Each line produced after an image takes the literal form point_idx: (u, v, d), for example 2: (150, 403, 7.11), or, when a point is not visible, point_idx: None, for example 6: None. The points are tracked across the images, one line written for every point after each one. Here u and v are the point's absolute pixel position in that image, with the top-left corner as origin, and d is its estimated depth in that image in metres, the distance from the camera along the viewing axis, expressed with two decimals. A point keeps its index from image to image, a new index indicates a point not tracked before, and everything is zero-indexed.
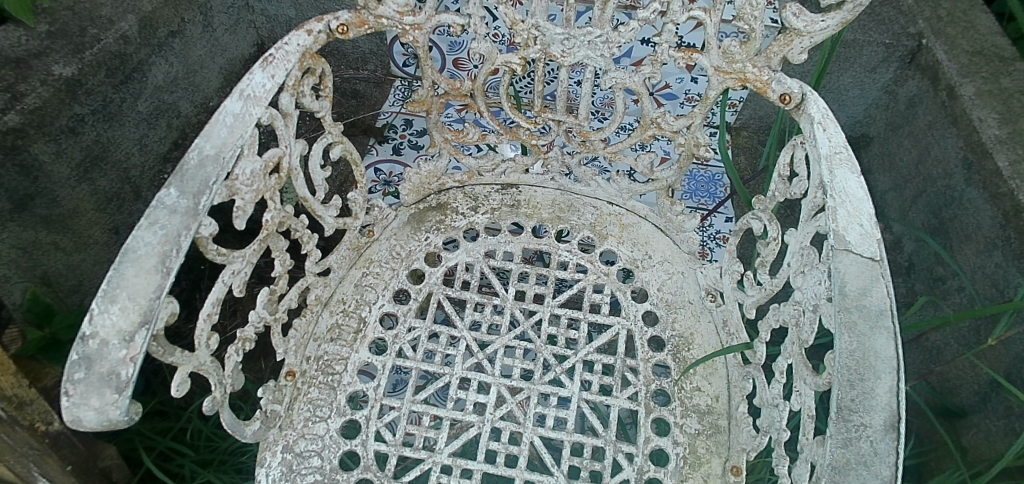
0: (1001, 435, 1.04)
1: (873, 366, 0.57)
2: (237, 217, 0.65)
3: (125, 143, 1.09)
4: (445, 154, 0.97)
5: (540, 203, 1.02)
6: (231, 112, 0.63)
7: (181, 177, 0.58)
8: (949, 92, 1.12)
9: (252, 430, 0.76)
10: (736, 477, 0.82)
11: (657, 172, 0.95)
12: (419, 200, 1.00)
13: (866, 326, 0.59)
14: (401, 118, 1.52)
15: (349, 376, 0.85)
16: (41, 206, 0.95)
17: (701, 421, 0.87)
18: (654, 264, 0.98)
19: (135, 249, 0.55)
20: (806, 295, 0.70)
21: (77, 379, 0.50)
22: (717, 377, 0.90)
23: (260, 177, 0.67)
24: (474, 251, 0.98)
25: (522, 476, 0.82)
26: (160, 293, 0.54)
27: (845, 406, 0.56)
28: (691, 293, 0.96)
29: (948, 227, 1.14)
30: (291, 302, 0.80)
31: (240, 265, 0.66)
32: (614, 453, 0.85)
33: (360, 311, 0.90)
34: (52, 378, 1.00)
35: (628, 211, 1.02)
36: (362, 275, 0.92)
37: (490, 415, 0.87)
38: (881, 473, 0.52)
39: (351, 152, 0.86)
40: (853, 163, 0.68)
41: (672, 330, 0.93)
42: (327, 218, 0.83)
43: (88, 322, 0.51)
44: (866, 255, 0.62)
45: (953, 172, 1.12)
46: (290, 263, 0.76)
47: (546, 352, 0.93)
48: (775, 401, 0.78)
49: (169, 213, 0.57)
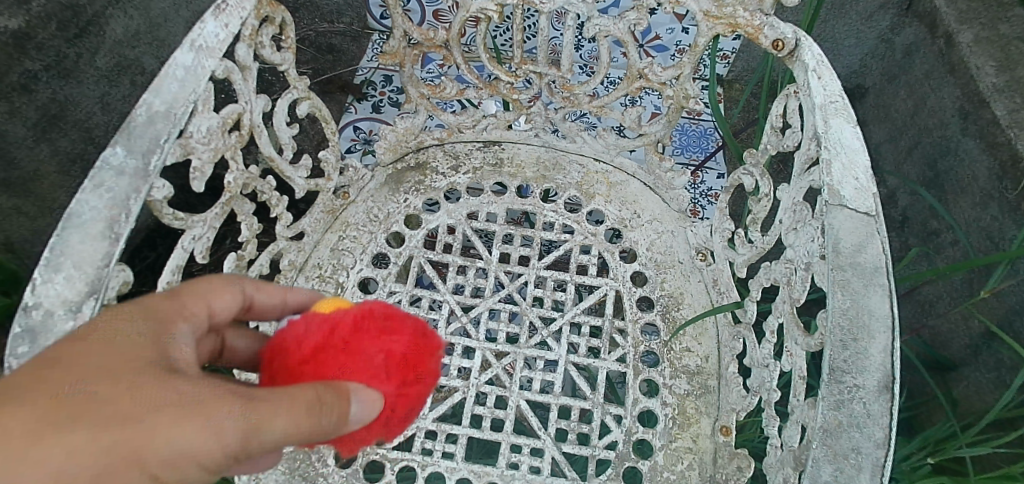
0: (991, 388, 1.04)
1: (867, 326, 0.54)
2: (195, 178, 0.61)
3: (85, 102, 1.03)
4: (422, 110, 0.92)
5: (524, 161, 0.98)
6: (182, 64, 0.58)
7: (128, 135, 0.54)
8: (946, 39, 1.07)
9: None
10: (726, 436, 0.80)
11: (645, 126, 0.90)
12: (396, 159, 0.95)
13: (860, 284, 0.56)
14: (380, 74, 1.49)
15: None
16: None
17: (690, 382, 0.85)
18: (644, 223, 0.95)
19: (80, 215, 0.50)
20: (798, 253, 0.67)
21: (21, 353, 0.46)
22: (707, 337, 0.88)
23: (218, 134, 0.62)
24: (456, 212, 0.94)
25: (509, 440, 0.81)
26: (110, 261, 0.50)
27: (837, 367, 0.53)
28: (680, 252, 0.93)
29: (943, 179, 1.11)
30: (263, 267, 0.76)
31: (201, 230, 0.62)
32: (603, 415, 0.83)
33: (338, 276, 0.86)
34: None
35: (616, 169, 0.98)
36: (339, 239, 0.89)
37: (475, 380, 0.85)
38: (873, 435, 0.51)
39: (320, 108, 0.80)
40: (850, 113, 0.64)
41: (661, 290, 0.90)
42: (298, 180, 0.78)
43: (30, 293, 0.47)
44: (861, 210, 0.59)
45: (949, 123, 1.08)
46: (257, 227, 0.72)
47: (531, 315, 0.90)
48: (766, 361, 0.76)
49: (116, 175, 0.53)
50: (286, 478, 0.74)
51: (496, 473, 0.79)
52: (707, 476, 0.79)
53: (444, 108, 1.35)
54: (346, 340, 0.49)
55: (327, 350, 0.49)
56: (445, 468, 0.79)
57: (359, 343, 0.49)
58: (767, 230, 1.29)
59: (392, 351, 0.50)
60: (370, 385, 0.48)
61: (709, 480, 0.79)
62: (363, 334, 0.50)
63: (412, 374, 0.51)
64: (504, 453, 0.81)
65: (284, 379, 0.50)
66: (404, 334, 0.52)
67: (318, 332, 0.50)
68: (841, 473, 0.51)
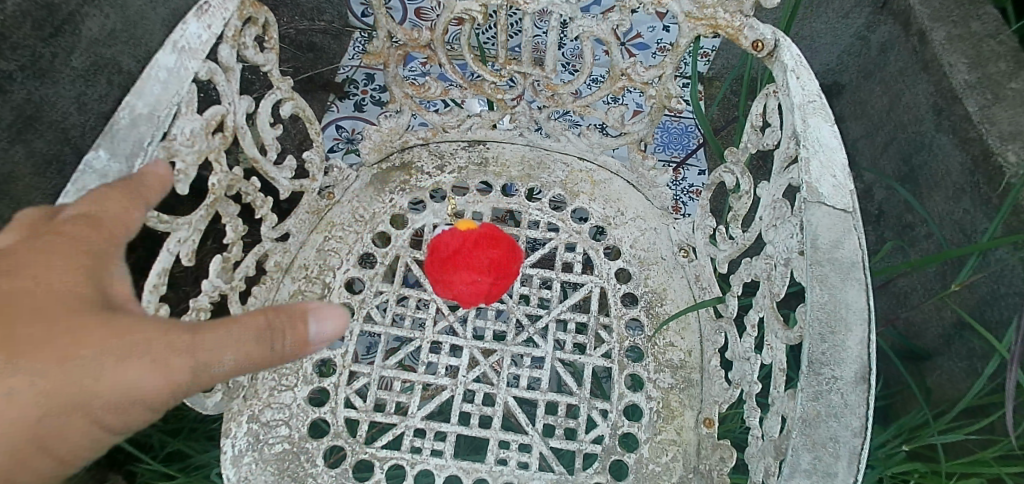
0: (963, 376, 1.07)
1: (845, 319, 0.56)
2: (179, 181, 0.60)
3: (61, 102, 1.02)
4: (406, 110, 0.92)
5: (509, 160, 0.98)
6: (164, 66, 0.57)
7: (110, 139, 0.54)
8: (920, 37, 1.10)
9: (214, 401, 0.73)
10: (709, 428, 0.82)
11: (628, 125, 0.92)
12: (381, 159, 0.95)
13: (837, 278, 0.58)
14: (362, 72, 1.49)
15: (316, 343, 0.82)
16: None
17: (674, 376, 0.87)
18: (627, 221, 0.96)
19: (64, 218, 0.50)
20: (778, 248, 0.69)
21: None
22: (690, 332, 0.89)
23: (202, 136, 0.62)
24: (441, 212, 0.95)
25: (497, 436, 0.82)
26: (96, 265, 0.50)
27: (816, 359, 0.55)
28: (663, 249, 0.94)
29: (918, 174, 1.14)
30: (248, 269, 0.76)
31: (186, 233, 0.62)
32: (589, 410, 0.85)
33: (324, 277, 0.86)
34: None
35: (600, 167, 0.99)
36: (325, 240, 0.88)
37: (462, 378, 0.86)
38: (850, 424, 0.53)
39: (304, 109, 0.80)
40: (827, 112, 0.66)
41: (645, 286, 0.92)
42: (283, 181, 0.78)
43: None
44: (839, 207, 0.61)
45: (923, 119, 1.11)
46: (243, 228, 0.71)
47: (518, 313, 0.91)
48: (747, 354, 0.78)
49: (101, 179, 0.52)
50: (275, 479, 0.74)
51: (485, 469, 0.80)
52: (691, 467, 0.81)
53: (429, 107, 1.36)
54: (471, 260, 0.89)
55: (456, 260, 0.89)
56: (434, 465, 0.80)
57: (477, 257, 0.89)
58: (749, 226, 1.32)
59: (491, 258, 0.89)
60: (480, 276, 0.88)
61: (693, 471, 0.81)
62: (479, 247, 0.89)
63: (503, 272, 0.90)
64: (492, 450, 0.82)
65: (434, 266, 0.90)
66: (501, 249, 0.90)
67: (449, 249, 0.89)
68: (819, 461, 0.53)
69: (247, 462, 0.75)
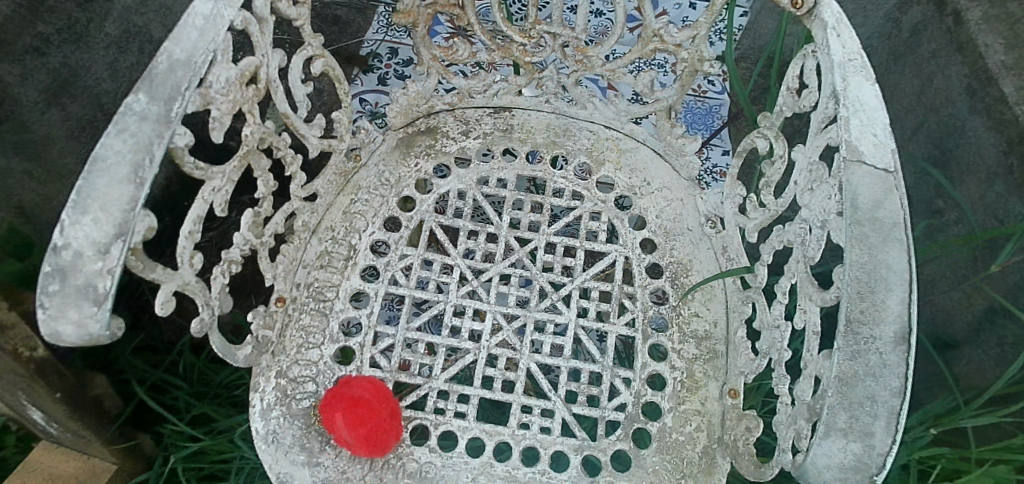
0: (992, 365, 1.05)
1: (884, 279, 0.55)
2: (214, 129, 0.60)
3: (95, 68, 1.04)
4: (433, 74, 0.92)
5: (534, 127, 0.97)
6: (201, 13, 0.57)
7: (150, 82, 0.53)
8: (954, 17, 1.06)
9: (244, 354, 0.74)
10: (735, 400, 0.81)
11: (658, 92, 0.89)
12: (408, 123, 0.94)
13: (877, 239, 0.57)
14: (386, 46, 1.48)
15: (342, 303, 0.83)
16: (12, 132, 0.92)
17: (699, 347, 0.85)
18: (653, 191, 0.94)
19: (106, 158, 0.50)
20: (814, 212, 0.67)
21: (52, 291, 0.48)
22: (715, 303, 0.87)
23: (236, 86, 0.62)
24: (467, 178, 0.94)
25: (520, 401, 0.82)
26: (136, 205, 0.50)
27: (854, 318, 0.55)
28: (690, 220, 0.92)
29: (949, 157, 1.11)
30: (278, 226, 0.76)
31: (221, 182, 0.62)
32: (612, 378, 0.84)
33: (350, 239, 0.86)
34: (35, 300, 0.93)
35: (627, 136, 0.97)
36: (351, 202, 0.88)
37: (486, 342, 0.85)
38: (890, 385, 0.52)
39: (334, 67, 0.80)
40: (868, 70, 0.64)
41: (670, 256, 0.90)
42: (312, 139, 0.78)
43: (60, 233, 0.48)
44: (879, 167, 0.60)
45: (956, 99, 1.07)
46: (274, 183, 0.72)
47: (542, 280, 0.89)
48: (776, 322, 0.76)
49: (140, 121, 0.52)
50: (303, 433, 0.75)
51: (507, 433, 0.80)
52: (716, 438, 0.80)
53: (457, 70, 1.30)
54: (360, 429, 0.73)
55: (360, 416, 0.73)
56: (457, 427, 0.80)
57: (377, 415, 0.74)
58: (780, 194, 1.28)
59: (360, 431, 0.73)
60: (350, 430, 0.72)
61: (717, 442, 0.79)
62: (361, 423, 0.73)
63: (365, 421, 0.73)
64: (514, 414, 0.82)
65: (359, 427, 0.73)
66: (376, 420, 0.74)
67: (361, 421, 0.73)
68: (856, 421, 0.52)
69: (275, 416, 0.75)
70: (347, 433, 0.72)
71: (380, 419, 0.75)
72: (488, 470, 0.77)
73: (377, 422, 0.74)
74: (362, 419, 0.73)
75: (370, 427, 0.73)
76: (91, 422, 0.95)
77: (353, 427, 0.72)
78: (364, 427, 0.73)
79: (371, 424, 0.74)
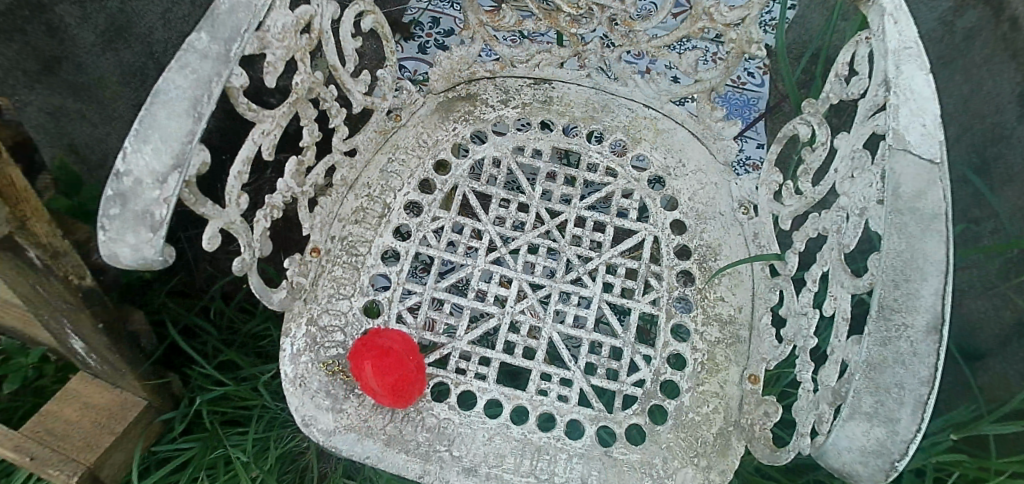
0: (1017, 379, 1.03)
1: (920, 268, 0.55)
2: (267, 74, 0.62)
3: (149, 16, 1.07)
4: (478, 39, 0.92)
5: (573, 101, 0.97)
6: None
7: (212, 22, 0.55)
8: (1010, 24, 1.00)
9: (279, 297, 0.77)
10: (754, 385, 0.81)
11: (701, 72, 0.88)
12: (448, 88, 0.95)
13: (917, 228, 0.56)
14: (428, 15, 1.48)
15: (373, 258, 0.85)
16: (65, 71, 0.97)
17: (722, 330, 0.85)
18: (687, 173, 0.93)
19: (167, 92, 0.52)
20: (853, 199, 0.67)
21: (113, 214, 0.50)
22: (742, 288, 0.87)
23: (291, 33, 0.63)
24: (502, 146, 0.95)
25: (540, 368, 0.83)
26: (193, 138, 0.52)
27: (886, 305, 0.54)
28: (723, 204, 0.91)
29: (992, 165, 1.08)
30: (318, 177, 0.77)
31: (271, 126, 0.64)
32: (632, 354, 0.85)
33: (385, 197, 0.88)
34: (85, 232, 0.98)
35: (665, 117, 0.96)
36: (388, 161, 0.90)
37: (510, 308, 0.86)
38: (918, 373, 0.52)
39: (382, 25, 0.81)
40: (923, 60, 0.63)
41: (700, 239, 0.90)
42: (356, 94, 0.80)
43: (122, 160, 0.50)
44: (925, 157, 0.59)
45: (1005, 110, 1.03)
46: (318, 134, 0.73)
47: (570, 252, 0.90)
48: (804, 310, 0.75)
49: (200, 58, 0.54)
50: (329, 380, 0.78)
51: (525, 397, 0.81)
52: (731, 420, 0.80)
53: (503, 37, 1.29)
54: (387, 377, 0.75)
55: (388, 365, 0.76)
56: (477, 387, 0.82)
57: (404, 364, 0.77)
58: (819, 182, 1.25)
59: (387, 380, 0.76)
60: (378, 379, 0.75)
61: (733, 424, 0.80)
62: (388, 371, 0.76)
63: (392, 370, 0.76)
64: (533, 380, 0.83)
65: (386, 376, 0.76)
66: (402, 369, 0.77)
67: (388, 369, 0.76)
68: (881, 405, 0.53)
69: (304, 361, 0.79)
70: (374, 380, 0.75)
71: (407, 369, 0.77)
72: (505, 431, 0.78)
73: (404, 372, 0.77)
74: (389, 367, 0.76)
75: (397, 376, 0.76)
76: (127, 356, 0.99)
77: (380, 376, 0.75)
78: (391, 375, 0.76)
79: (398, 373, 0.76)
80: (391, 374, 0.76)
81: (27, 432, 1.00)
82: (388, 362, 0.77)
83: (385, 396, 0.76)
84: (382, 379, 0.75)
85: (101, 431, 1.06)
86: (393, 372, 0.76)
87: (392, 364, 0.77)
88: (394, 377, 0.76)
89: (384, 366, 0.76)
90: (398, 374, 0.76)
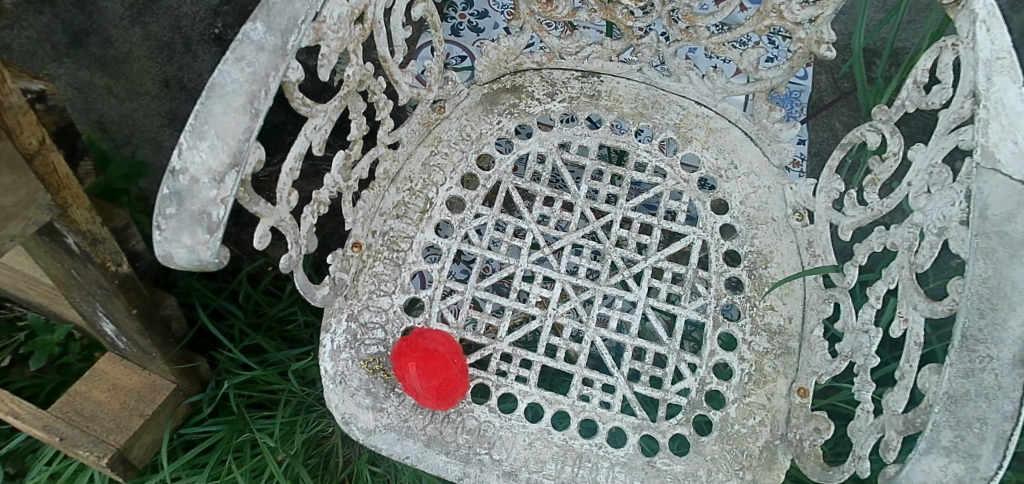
0: None
1: (1009, 297, 0.51)
2: (321, 66, 0.59)
3: None
4: (528, 29, 0.88)
5: (622, 96, 0.93)
6: None
7: (267, 11, 0.51)
8: None
9: (322, 293, 0.75)
10: (803, 398, 0.79)
11: (763, 70, 0.84)
12: (493, 79, 0.92)
13: (1007, 254, 0.52)
14: None
15: (415, 255, 0.83)
16: (94, 45, 1.01)
17: (771, 341, 0.82)
18: (740, 175, 0.89)
19: (223, 85, 0.49)
20: (930, 216, 0.63)
21: (169, 214, 0.48)
22: (793, 297, 0.84)
23: (346, 24, 0.60)
24: (548, 142, 0.92)
25: (582, 374, 0.81)
26: (249, 136, 0.49)
27: (971, 335, 0.51)
28: (775, 209, 0.88)
29: None
30: (363, 171, 0.75)
31: (323, 121, 0.61)
32: (677, 362, 0.82)
33: (427, 192, 0.85)
34: (123, 218, 0.98)
35: (718, 115, 0.92)
36: (430, 154, 0.87)
37: (553, 311, 0.84)
38: (1002, 408, 0.50)
39: (433, 14, 0.77)
40: (1017, 72, 0.58)
41: (751, 245, 0.87)
42: (403, 85, 0.77)
43: (178, 157, 0.48)
44: (1017, 177, 0.54)
45: None
46: (366, 127, 0.70)
47: (615, 255, 0.87)
48: (864, 326, 0.73)
49: (257, 50, 0.50)
50: (369, 378, 0.77)
51: (567, 403, 0.80)
52: (779, 434, 0.78)
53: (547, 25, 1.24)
54: (432, 381, 0.74)
55: (433, 369, 0.75)
56: (517, 391, 0.80)
57: (449, 368, 0.76)
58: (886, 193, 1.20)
59: (433, 385, 0.74)
60: (422, 383, 0.74)
61: (780, 438, 0.78)
62: (433, 374, 0.75)
63: (438, 374, 0.75)
64: (575, 385, 0.81)
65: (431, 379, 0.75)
66: (448, 373, 0.75)
67: (434, 373, 0.75)
68: (961, 440, 0.51)
69: (345, 358, 0.78)
70: (419, 384, 0.74)
71: (453, 372, 0.76)
72: (546, 437, 0.77)
73: (449, 377, 0.76)
74: (435, 371, 0.75)
75: (442, 380, 0.75)
76: (158, 339, 0.99)
77: (425, 380, 0.74)
78: (437, 379, 0.75)
79: (443, 377, 0.75)
80: (436, 378, 0.75)
81: (56, 413, 1.01)
82: (434, 366, 0.75)
83: (429, 402, 0.75)
84: (427, 383, 0.74)
85: (130, 413, 1.05)
86: (438, 377, 0.75)
87: (438, 368, 0.75)
88: (439, 382, 0.75)
89: (429, 369, 0.75)
90: (444, 378, 0.75)
